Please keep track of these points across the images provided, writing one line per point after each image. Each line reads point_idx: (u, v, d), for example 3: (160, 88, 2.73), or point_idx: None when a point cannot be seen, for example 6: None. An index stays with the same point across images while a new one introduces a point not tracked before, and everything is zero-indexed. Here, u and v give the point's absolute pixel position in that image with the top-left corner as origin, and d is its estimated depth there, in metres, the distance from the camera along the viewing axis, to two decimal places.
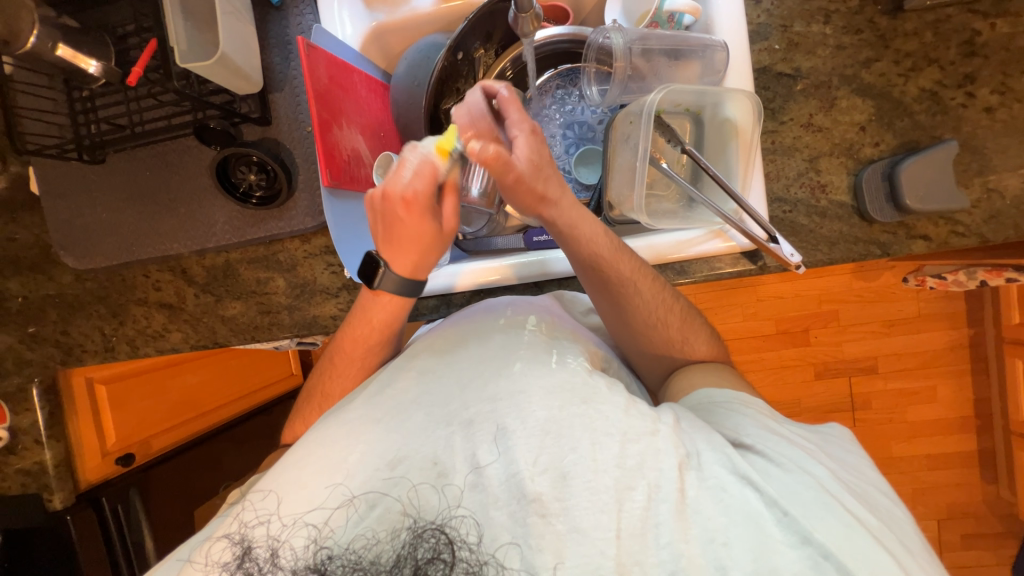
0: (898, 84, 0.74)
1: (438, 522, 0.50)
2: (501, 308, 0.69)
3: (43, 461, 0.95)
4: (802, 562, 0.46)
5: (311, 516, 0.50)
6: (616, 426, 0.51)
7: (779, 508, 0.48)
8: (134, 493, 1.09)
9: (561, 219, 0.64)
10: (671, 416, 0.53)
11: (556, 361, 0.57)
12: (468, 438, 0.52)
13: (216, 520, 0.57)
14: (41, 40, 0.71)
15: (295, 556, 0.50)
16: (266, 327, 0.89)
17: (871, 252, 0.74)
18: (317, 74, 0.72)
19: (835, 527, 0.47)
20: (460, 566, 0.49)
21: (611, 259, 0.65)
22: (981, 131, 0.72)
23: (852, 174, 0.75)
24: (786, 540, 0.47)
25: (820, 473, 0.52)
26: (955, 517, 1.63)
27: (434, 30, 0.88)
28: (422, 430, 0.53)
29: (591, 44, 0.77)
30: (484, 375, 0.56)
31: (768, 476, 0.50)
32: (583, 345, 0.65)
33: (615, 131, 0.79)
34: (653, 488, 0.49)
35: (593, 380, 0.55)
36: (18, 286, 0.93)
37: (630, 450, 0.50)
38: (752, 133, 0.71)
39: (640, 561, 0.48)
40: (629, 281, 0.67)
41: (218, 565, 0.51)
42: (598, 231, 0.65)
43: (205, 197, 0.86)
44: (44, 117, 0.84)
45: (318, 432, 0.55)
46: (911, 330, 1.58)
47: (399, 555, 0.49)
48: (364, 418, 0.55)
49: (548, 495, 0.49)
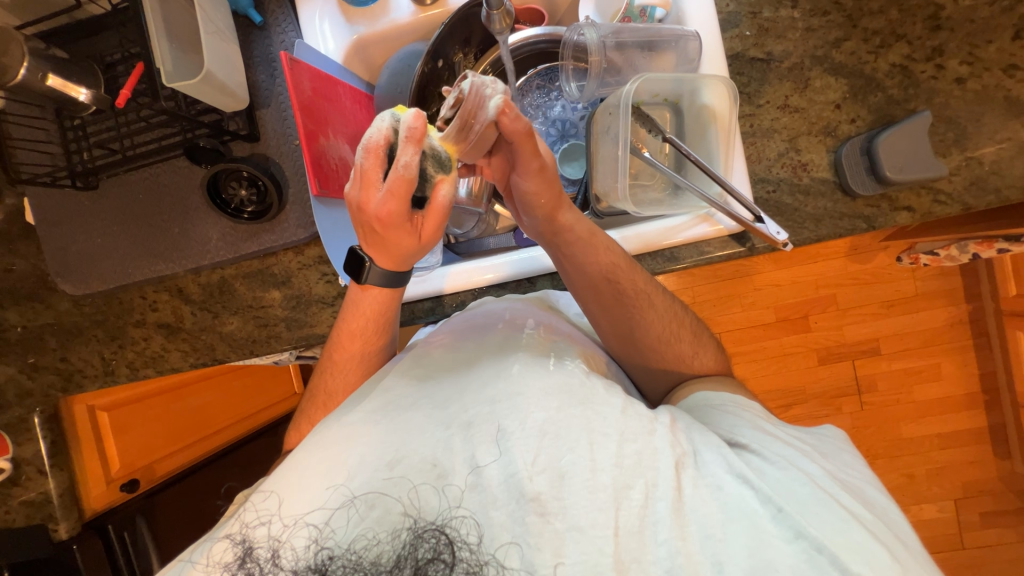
0: (869, 61, 0.75)
1: (438, 523, 0.49)
2: (501, 311, 0.70)
3: (48, 491, 0.96)
4: (798, 558, 0.46)
5: (311, 516, 0.50)
6: (611, 426, 0.52)
7: (774, 505, 0.48)
8: (140, 520, 1.08)
9: (578, 227, 0.66)
10: (668, 417, 0.55)
11: (553, 364, 0.58)
12: (467, 439, 0.52)
13: (221, 521, 0.57)
14: (31, 72, 0.73)
15: (295, 556, 0.49)
16: (264, 341, 0.89)
17: (857, 227, 0.75)
18: (301, 86, 0.73)
19: (829, 521, 0.47)
20: (461, 567, 0.48)
21: (626, 268, 0.68)
22: (953, 101, 0.74)
23: (831, 152, 0.76)
24: (781, 536, 0.47)
25: (812, 470, 0.53)
26: (971, 495, 1.61)
27: (414, 40, 0.89)
28: (419, 431, 0.54)
29: (566, 43, 0.79)
30: (482, 378, 0.57)
31: (762, 475, 0.51)
32: (580, 348, 0.66)
33: (596, 125, 0.81)
34: (650, 486, 0.49)
35: (591, 381, 0.56)
36: (17, 316, 0.94)
37: (628, 449, 0.51)
38: (729, 117, 0.73)
39: (638, 559, 0.47)
40: (643, 293, 0.68)
41: (219, 565, 0.50)
42: (612, 241, 0.69)
43: (198, 215, 0.87)
44: (38, 148, 0.86)
45: (318, 435, 0.56)
46: (909, 309, 1.58)
47: (399, 555, 0.48)
48: (365, 420, 0.55)
49: (546, 494, 0.49)
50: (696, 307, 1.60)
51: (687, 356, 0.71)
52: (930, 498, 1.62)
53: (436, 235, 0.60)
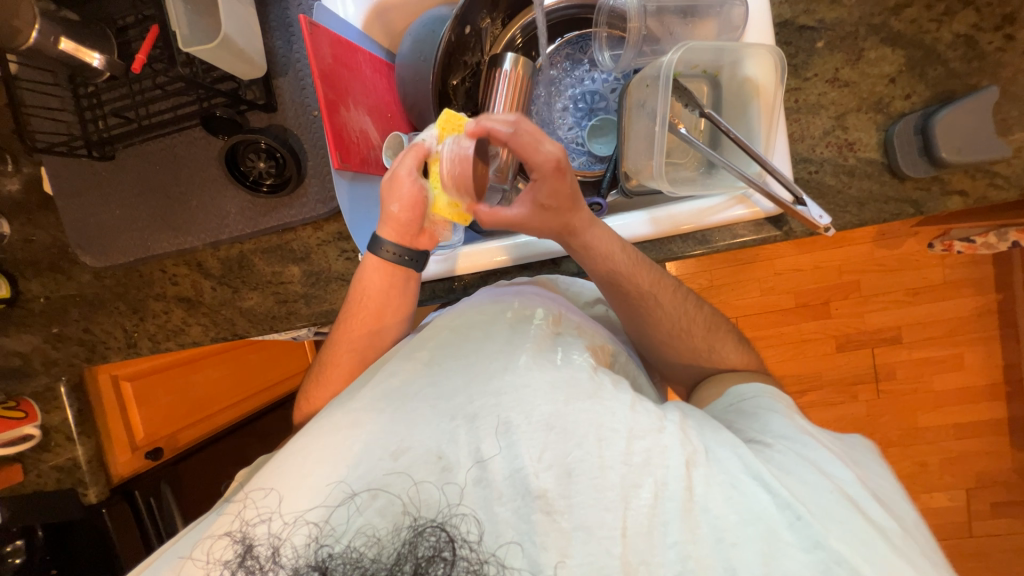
0: (931, 30, 0.69)
1: (439, 521, 0.48)
2: (509, 297, 0.66)
3: (76, 457, 0.98)
4: (813, 567, 0.44)
5: (312, 514, 0.49)
6: (622, 422, 0.50)
7: (793, 511, 0.46)
8: (165, 487, 1.12)
9: (576, 241, 0.66)
10: (677, 414, 0.53)
11: (561, 358, 0.56)
12: (472, 430, 0.51)
13: (214, 514, 0.56)
14: (43, 35, 0.71)
15: (295, 554, 0.48)
16: (283, 317, 0.89)
17: (904, 211, 0.71)
18: (322, 53, 0.70)
19: (850, 533, 0.45)
20: (461, 565, 0.47)
21: (628, 273, 0.66)
22: (1020, 76, 0.68)
23: (881, 130, 0.71)
24: (798, 544, 0.45)
25: (840, 476, 0.51)
26: (986, 486, 1.60)
27: (437, 3, 0.84)
28: (426, 422, 0.52)
29: (602, 7, 0.76)
30: (490, 369, 0.55)
31: (785, 474, 0.49)
32: (589, 339, 0.63)
33: (630, 98, 0.77)
34: (661, 485, 0.48)
35: (598, 377, 0.54)
36: (39, 287, 0.94)
37: (637, 446, 0.49)
38: (774, 92, 0.68)
39: (647, 560, 0.47)
40: (648, 295, 0.67)
41: (219, 562, 0.50)
42: (615, 247, 0.66)
43: (215, 188, 0.85)
44: (52, 116, 0.85)
45: (323, 421, 0.56)
46: (936, 298, 1.53)
47: (399, 552, 0.48)
48: (367, 408, 0.54)
49: (552, 492, 0.48)
50: (714, 290, 1.57)
51: (717, 343, 0.70)
52: (944, 488, 1.61)
53: (407, 168, 0.66)
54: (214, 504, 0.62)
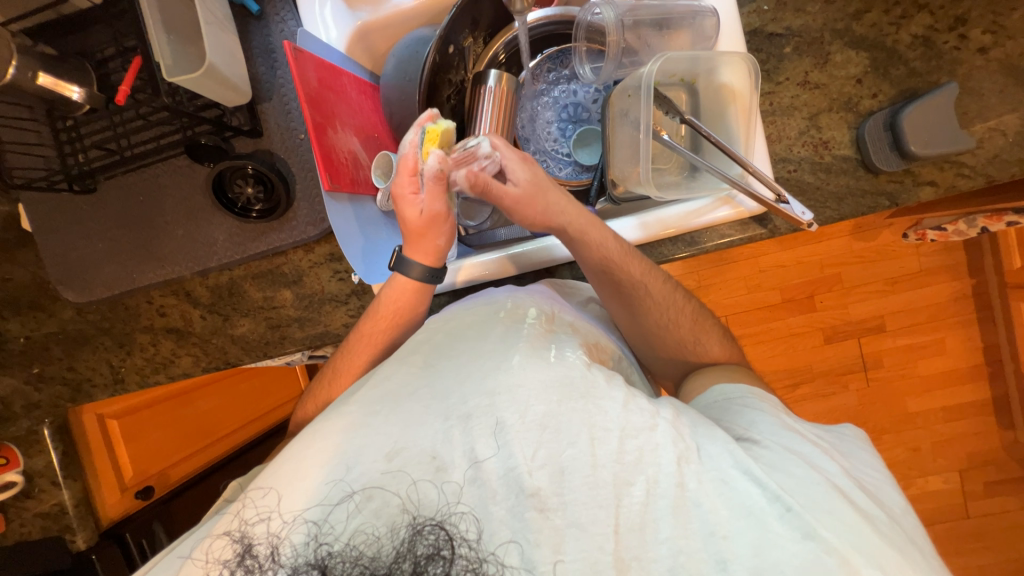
0: (891, 33, 0.73)
1: (438, 519, 0.47)
2: (502, 298, 0.65)
3: (62, 502, 0.93)
4: (806, 558, 0.44)
5: (310, 513, 0.48)
6: (614, 420, 0.50)
7: (782, 504, 0.47)
8: (157, 526, 1.07)
9: (567, 220, 0.66)
10: (670, 410, 0.52)
11: (554, 356, 0.54)
12: (466, 431, 0.50)
13: (215, 516, 0.56)
14: (20, 70, 0.70)
15: (294, 553, 0.47)
16: (277, 342, 0.87)
17: (879, 204, 0.74)
18: (308, 77, 0.71)
19: (839, 522, 0.46)
20: (460, 564, 0.46)
21: (621, 261, 0.66)
22: (976, 72, 0.72)
23: (853, 128, 0.75)
24: (789, 535, 0.45)
25: (827, 469, 0.51)
26: (976, 466, 1.63)
27: (419, 25, 0.86)
28: (421, 422, 0.51)
29: (580, 24, 0.78)
30: (482, 369, 0.53)
31: (773, 470, 0.49)
32: (583, 337, 0.63)
33: (611, 108, 0.79)
34: (652, 482, 0.48)
35: (592, 373, 0.53)
36: (19, 327, 0.91)
37: (629, 445, 0.49)
38: (749, 97, 0.71)
39: (638, 556, 0.47)
40: (640, 284, 0.67)
41: (218, 561, 0.49)
42: (607, 235, 0.67)
43: (202, 216, 0.84)
44: (29, 151, 0.83)
45: (319, 425, 0.54)
46: (914, 285, 1.58)
47: (399, 551, 0.46)
48: (362, 413, 0.53)
49: (546, 490, 0.48)
50: (703, 290, 1.60)
51: (712, 342, 0.71)
52: (937, 471, 1.64)
53: (408, 189, 0.66)
54: (214, 506, 0.61)
